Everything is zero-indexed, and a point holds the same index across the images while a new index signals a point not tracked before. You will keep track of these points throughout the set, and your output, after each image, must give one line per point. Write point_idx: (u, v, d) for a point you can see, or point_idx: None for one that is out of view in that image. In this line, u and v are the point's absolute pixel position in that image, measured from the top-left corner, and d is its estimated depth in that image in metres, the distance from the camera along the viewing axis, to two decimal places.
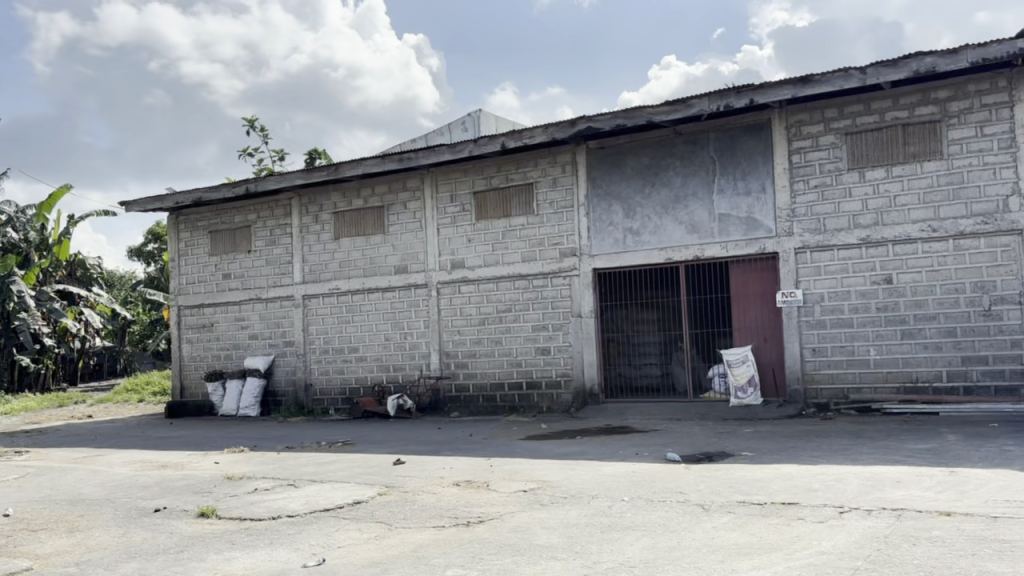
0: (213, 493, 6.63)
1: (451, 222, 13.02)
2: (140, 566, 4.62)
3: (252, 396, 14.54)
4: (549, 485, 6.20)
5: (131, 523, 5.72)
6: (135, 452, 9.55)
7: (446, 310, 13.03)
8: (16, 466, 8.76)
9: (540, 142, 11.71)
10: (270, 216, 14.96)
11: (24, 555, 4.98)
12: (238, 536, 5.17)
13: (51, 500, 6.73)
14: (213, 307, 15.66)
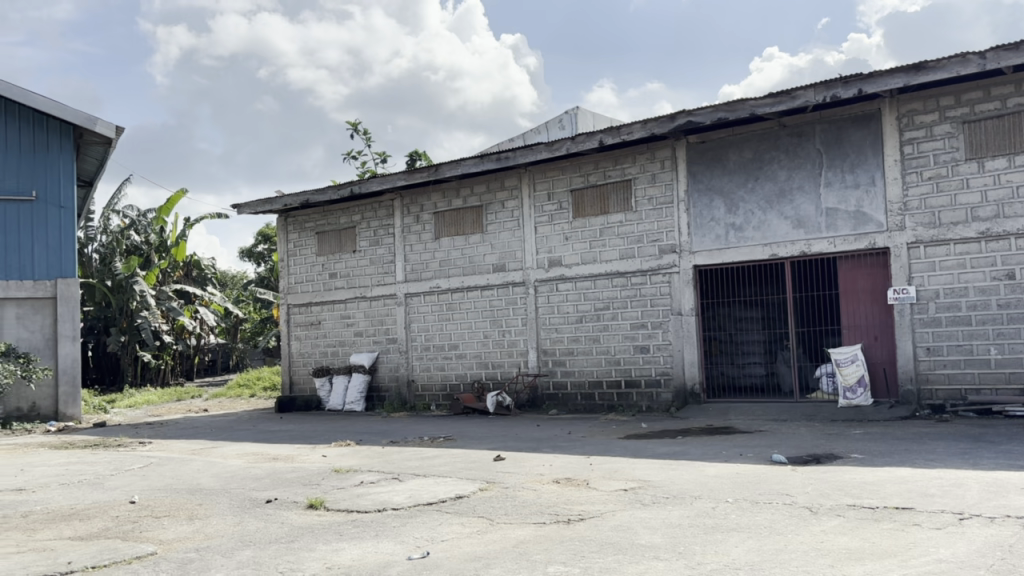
0: (321, 486, 6.85)
1: (548, 220, 13.05)
2: (254, 554, 4.82)
3: (357, 391, 14.98)
4: (649, 484, 6.14)
5: (245, 513, 5.96)
6: (248, 445, 9.96)
7: (544, 308, 13.06)
8: (141, 455, 9.27)
9: (639, 138, 11.57)
10: (373, 217, 15.34)
11: (149, 540, 5.27)
12: (345, 528, 5.32)
13: (172, 489, 7.09)
14: (320, 305, 16.15)
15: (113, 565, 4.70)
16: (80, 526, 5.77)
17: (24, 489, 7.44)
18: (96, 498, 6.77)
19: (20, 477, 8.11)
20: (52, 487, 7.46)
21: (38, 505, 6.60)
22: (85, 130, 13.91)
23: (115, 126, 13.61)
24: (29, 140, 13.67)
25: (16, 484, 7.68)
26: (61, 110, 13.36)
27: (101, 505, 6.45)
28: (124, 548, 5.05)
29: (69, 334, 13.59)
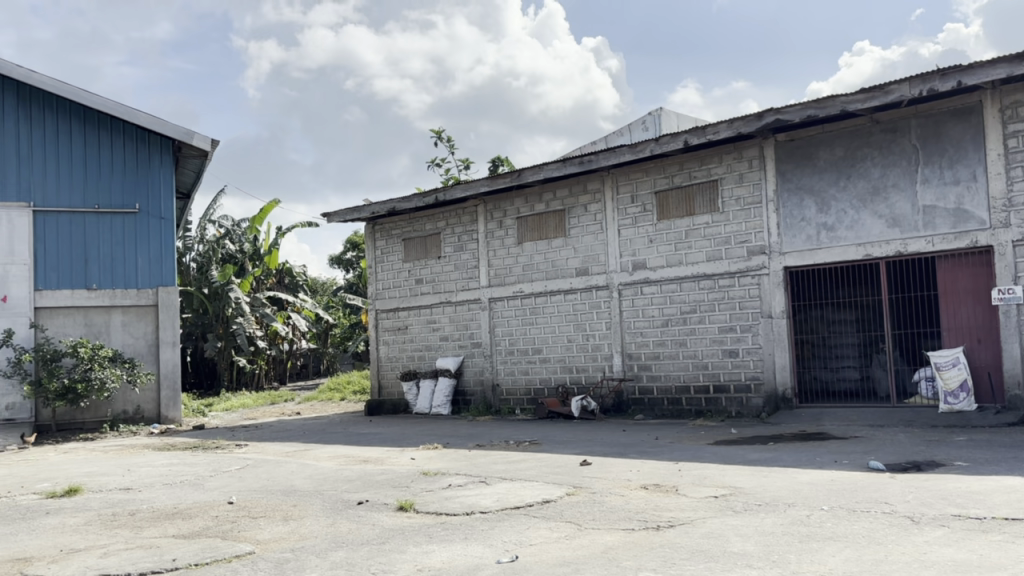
0: (411, 488, 6.95)
1: (632, 223, 12.93)
2: (347, 555, 4.92)
3: (443, 395, 15.13)
4: (740, 492, 6.01)
5: (337, 514, 6.10)
6: (340, 448, 10.19)
7: (629, 312, 12.95)
8: (238, 457, 9.60)
9: (725, 138, 11.36)
10: (457, 223, 15.50)
11: (248, 539, 5.44)
12: (434, 530, 5.38)
13: (268, 490, 7.32)
14: (407, 310, 16.40)
15: (214, 563, 4.88)
16: (183, 524, 6.01)
17: (131, 488, 7.79)
18: (197, 498, 7.03)
19: (128, 476, 8.50)
20: (157, 487, 7.79)
21: (144, 504, 6.90)
22: (183, 144, 14.56)
23: (211, 140, 14.15)
24: (132, 155, 14.33)
25: (124, 483, 8.05)
26: (161, 125, 13.97)
27: (202, 505, 6.70)
28: (223, 547, 5.23)
29: (170, 340, 14.20)
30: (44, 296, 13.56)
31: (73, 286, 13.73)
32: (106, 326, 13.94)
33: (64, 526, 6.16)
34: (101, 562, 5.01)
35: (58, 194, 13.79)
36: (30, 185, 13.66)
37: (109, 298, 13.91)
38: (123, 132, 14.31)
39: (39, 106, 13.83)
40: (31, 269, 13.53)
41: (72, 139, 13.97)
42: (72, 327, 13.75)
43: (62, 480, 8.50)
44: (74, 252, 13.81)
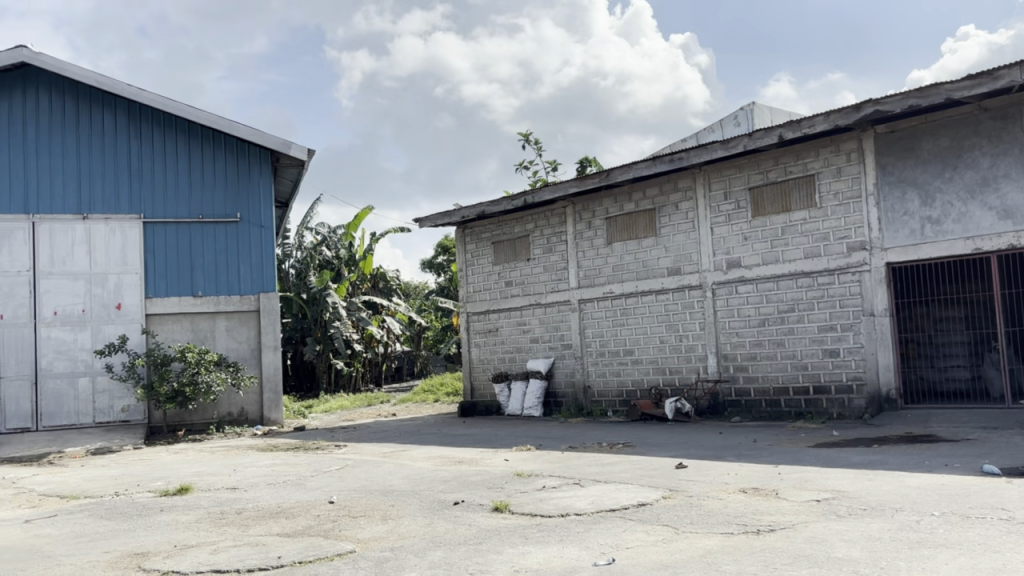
0: (505, 489, 6.99)
1: (726, 220, 12.69)
2: (445, 555, 4.99)
3: (535, 396, 15.17)
4: (844, 495, 5.82)
5: (434, 514, 6.18)
6: (435, 448, 10.33)
7: (724, 312, 12.71)
8: (338, 458, 9.84)
9: (822, 131, 11.04)
10: (546, 225, 15.53)
11: (349, 538, 5.58)
12: (530, 531, 5.41)
13: (367, 489, 7.49)
14: (498, 313, 16.51)
15: (318, 561, 5.02)
16: (287, 523, 6.20)
17: (237, 487, 8.07)
18: (299, 498, 7.24)
19: (234, 476, 8.82)
20: (261, 486, 8.05)
21: (251, 503, 7.15)
22: (281, 155, 15.05)
23: (307, 150, 14.57)
24: (233, 166, 14.89)
25: (231, 483, 8.35)
26: (260, 137, 14.47)
27: (305, 504, 6.90)
28: (326, 546, 5.37)
29: (271, 344, 14.65)
30: (154, 303, 14.22)
31: (180, 294, 14.36)
32: (212, 331, 14.50)
33: (177, 523, 6.44)
34: (212, 558, 5.22)
35: (165, 205, 14.45)
36: (140, 198, 14.35)
37: (214, 305, 14.45)
38: (225, 144, 14.86)
39: (147, 123, 14.51)
40: (142, 278, 14.22)
41: (178, 153, 14.62)
42: (180, 333, 14.37)
43: (174, 479, 8.89)
44: (181, 261, 14.44)
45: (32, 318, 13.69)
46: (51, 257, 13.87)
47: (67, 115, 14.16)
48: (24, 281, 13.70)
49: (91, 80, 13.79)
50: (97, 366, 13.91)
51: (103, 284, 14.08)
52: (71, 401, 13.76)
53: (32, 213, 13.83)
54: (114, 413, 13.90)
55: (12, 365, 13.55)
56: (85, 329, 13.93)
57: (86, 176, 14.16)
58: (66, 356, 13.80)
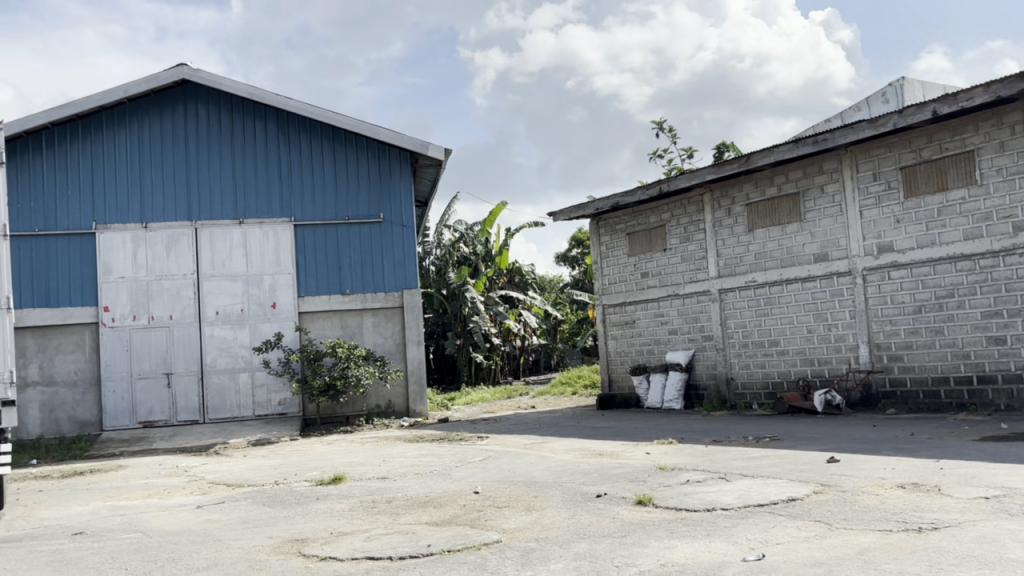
0: (648, 482, 6.94)
1: (875, 203, 12.07)
2: (591, 547, 5.00)
3: (675, 389, 14.96)
4: (1015, 493, 5.43)
5: (577, 506, 6.20)
6: (576, 441, 10.35)
7: (875, 299, 12.10)
8: (481, 449, 10.04)
9: (982, 104, 10.31)
10: (683, 213, 15.26)
11: (495, 528, 5.68)
12: (675, 525, 5.34)
13: (510, 480, 7.60)
14: (634, 304, 16.37)
15: (465, 550, 5.14)
16: (434, 512, 6.38)
17: (387, 477, 8.38)
18: (446, 488, 7.43)
19: (384, 466, 9.16)
20: (409, 477, 8.31)
21: (400, 492, 7.42)
22: (420, 155, 15.47)
23: (444, 149, 14.90)
24: (375, 168, 15.42)
25: (381, 473, 8.68)
26: (399, 139, 14.91)
27: (451, 494, 7.08)
28: (472, 535, 5.50)
29: (415, 339, 15.10)
30: (306, 302, 14.95)
31: (330, 292, 15.02)
32: (359, 326, 15.11)
33: (332, 511, 6.75)
34: (366, 545, 5.45)
35: (313, 208, 15.14)
36: (291, 202, 15.10)
37: (361, 302, 15.04)
38: (366, 147, 15.40)
39: (295, 130, 15.24)
40: (294, 278, 14.97)
41: (325, 158, 15.28)
42: (331, 329, 15.04)
43: (328, 468, 9.32)
44: (329, 261, 15.10)
45: (196, 317, 14.67)
46: (212, 260, 14.82)
47: (223, 127, 15.06)
48: (189, 284, 14.70)
49: (243, 92, 14.61)
50: (255, 361, 14.77)
51: (259, 285, 14.92)
52: (233, 395, 14.67)
53: (194, 219, 14.80)
54: (272, 406, 14.74)
55: (181, 362, 14.57)
56: (244, 327, 14.80)
57: (241, 184, 15.02)
58: (228, 352, 14.72)
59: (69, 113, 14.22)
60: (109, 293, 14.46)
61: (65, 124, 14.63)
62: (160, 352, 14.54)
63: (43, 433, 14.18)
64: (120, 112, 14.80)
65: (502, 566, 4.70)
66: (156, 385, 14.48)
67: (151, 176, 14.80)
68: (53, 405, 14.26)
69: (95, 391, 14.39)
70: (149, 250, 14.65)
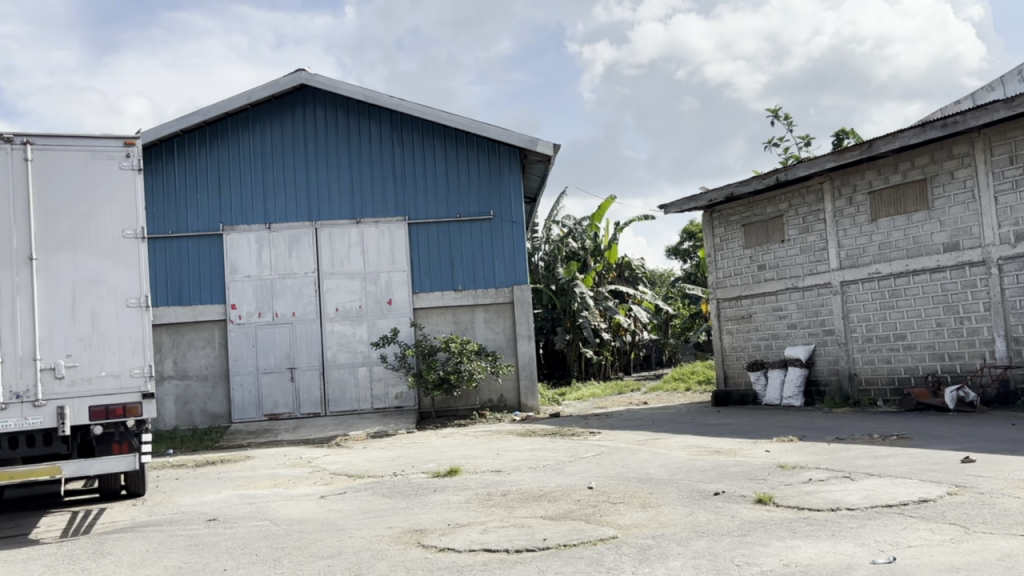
0: (768, 481, 6.76)
1: (1012, 188, 11.36)
2: (709, 545, 4.91)
3: (795, 385, 14.54)
4: None
5: (695, 504, 6.10)
6: (691, 438, 10.18)
7: (1013, 290, 11.40)
8: (594, 444, 10.02)
9: None
10: (801, 203, 14.79)
11: (610, 524, 5.65)
12: (798, 525, 5.18)
13: (625, 477, 7.55)
14: (751, 298, 15.98)
15: (581, 545, 5.13)
16: (549, 506, 6.40)
17: (501, 470, 8.47)
18: (560, 482, 7.45)
19: (498, 459, 9.26)
20: (524, 470, 8.36)
21: (514, 485, 7.48)
22: (529, 151, 15.53)
23: (554, 144, 14.91)
24: (486, 166, 15.58)
25: (495, 466, 8.77)
26: (509, 135, 15.01)
27: (565, 488, 7.09)
28: (588, 530, 5.49)
29: (526, 334, 15.21)
30: (420, 298, 15.28)
31: (443, 288, 15.30)
32: (471, 322, 15.34)
33: (449, 503, 6.87)
34: (483, 537, 5.52)
35: (427, 206, 15.44)
36: (405, 201, 15.44)
37: (473, 298, 15.26)
38: (476, 145, 15.58)
39: (408, 131, 15.57)
40: (409, 275, 15.31)
41: (436, 157, 15.56)
42: (444, 325, 15.33)
43: (444, 461, 9.49)
44: (442, 258, 15.37)
45: (317, 314, 15.20)
46: (331, 258, 15.31)
47: (340, 129, 15.53)
48: (310, 282, 15.25)
49: (359, 95, 15.02)
50: (373, 356, 15.20)
51: (376, 282, 15.32)
52: (353, 388, 15.13)
53: (314, 219, 15.34)
54: (389, 399, 15.13)
55: (303, 357, 15.13)
56: (362, 323, 15.24)
57: (357, 185, 15.46)
58: (347, 348, 15.19)
59: (199, 120, 14.96)
60: (237, 292, 15.15)
61: (195, 131, 15.40)
62: (283, 347, 15.13)
63: (178, 424, 15.02)
64: (245, 118, 15.46)
65: (619, 562, 4.67)
66: (281, 378, 15.09)
67: (274, 178, 15.41)
68: (187, 398, 15.09)
69: (224, 384, 15.13)
70: (273, 250, 15.27)
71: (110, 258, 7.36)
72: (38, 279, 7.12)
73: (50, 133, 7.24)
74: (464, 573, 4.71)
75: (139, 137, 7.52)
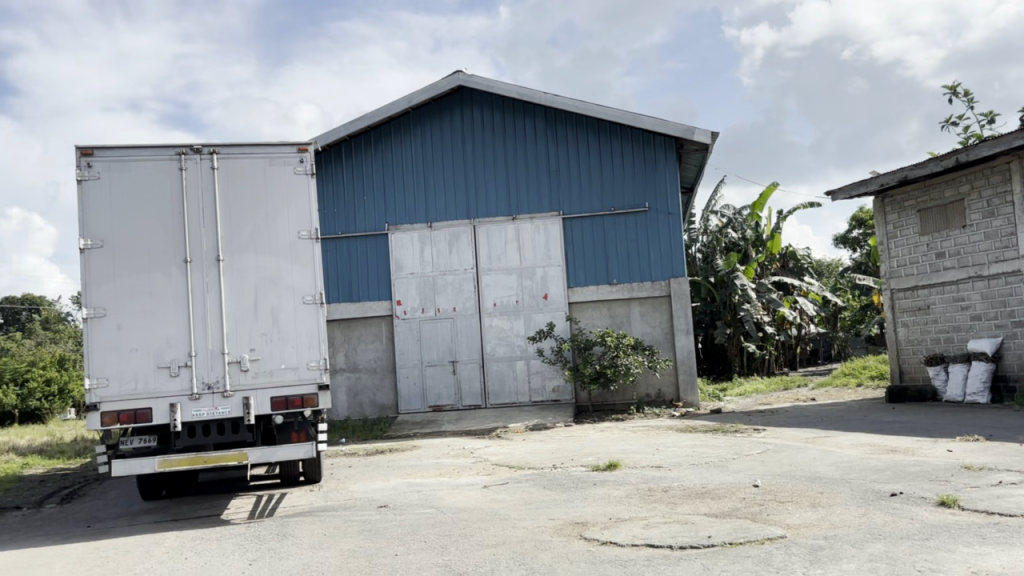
0: (951, 482, 6.33)
1: None
2: (887, 548, 4.67)
3: (980, 380, 13.50)
4: None
5: (869, 504, 5.81)
6: (864, 435, 9.70)
7: None
8: (759, 442, 9.70)
9: None
10: (986, 184, 13.73)
11: (778, 523, 5.48)
12: (987, 530, 4.83)
13: (792, 475, 7.28)
14: (928, 288, 15.01)
15: (748, 543, 5.01)
16: (713, 504, 6.27)
17: (662, 466, 8.37)
18: (723, 479, 7.29)
19: (659, 455, 9.14)
20: (685, 467, 8.24)
21: (676, 481, 7.38)
22: (685, 141, 15.23)
23: (711, 133, 14.55)
24: (640, 158, 15.40)
25: (655, 461, 8.69)
26: (664, 125, 14.77)
27: (729, 486, 6.92)
28: (755, 529, 5.34)
29: (684, 328, 14.97)
30: (576, 292, 15.36)
31: (598, 282, 15.30)
32: (627, 316, 15.28)
33: (610, 497, 6.87)
34: (646, 532, 5.48)
35: (581, 200, 15.47)
36: (560, 197, 15.54)
37: (629, 292, 15.18)
38: (631, 137, 15.42)
39: (562, 126, 15.64)
40: (564, 270, 15.41)
41: (590, 151, 15.55)
42: (600, 318, 15.35)
43: (603, 455, 9.49)
44: (597, 253, 15.36)
45: (477, 309, 15.57)
46: (489, 255, 15.64)
47: (496, 128, 15.80)
48: (470, 278, 15.63)
49: (514, 93, 15.24)
50: (530, 350, 15.41)
51: (532, 277, 15.51)
52: (512, 381, 15.42)
53: (473, 217, 15.72)
54: (547, 393, 15.32)
55: (464, 351, 15.54)
56: (519, 317, 15.49)
57: (513, 182, 15.69)
58: (506, 342, 15.48)
59: (365, 124, 15.65)
60: (401, 288, 15.74)
61: (361, 136, 16.12)
62: (445, 342, 15.61)
63: (350, 415, 15.82)
64: (407, 120, 16.02)
65: (789, 563, 4.52)
66: (443, 371, 15.57)
67: (434, 178, 15.89)
68: (358, 390, 15.85)
69: (391, 377, 15.78)
70: (434, 247, 15.77)
71: (288, 258, 7.84)
72: (225, 279, 7.68)
73: (233, 143, 7.80)
74: (629, 567, 4.70)
75: (311, 143, 7.96)
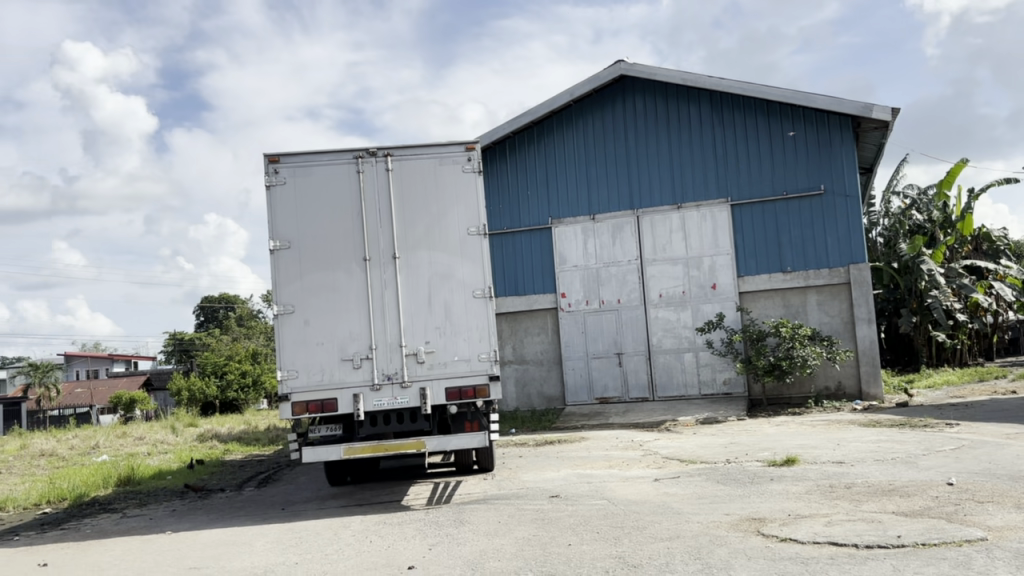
0: None
1: None
2: None
3: None
4: None
5: None
6: None
7: None
8: (953, 437, 9.07)
9: None
10: None
11: (977, 524, 5.09)
12: None
13: (992, 473, 6.75)
14: None
15: (944, 545, 4.70)
16: (902, 502, 5.92)
17: (845, 461, 7.99)
18: (913, 476, 6.88)
19: (840, 450, 8.73)
20: (870, 462, 7.82)
21: (861, 478, 7.02)
22: (863, 119, 14.38)
23: (891, 109, 13.68)
24: (814, 139, 14.69)
25: (837, 457, 8.29)
26: (838, 104, 14.04)
27: (921, 483, 6.52)
28: (951, 530, 5.00)
29: (865, 317, 14.21)
30: (746, 281, 14.90)
31: (771, 270, 14.78)
32: (803, 305, 14.67)
33: (789, 493, 6.64)
34: (828, 530, 5.26)
35: (750, 186, 14.98)
36: (727, 183, 15.11)
37: (804, 280, 14.58)
38: (803, 118, 14.74)
39: (728, 110, 15.18)
40: (733, 259, 14.99)
41: (759, 135, 15.02)
42: (773, 309, 14.82)
43: (780, 450, 9.15)
44: (768, 240, 14.84)
45: (642, 300, 15.44)
46: (654, 245, 15.45)
47: (660, 116, 15.56)
48: (634, 269, 15.52)
49: (677, 79, 14.97)
50: (699, 342, 15.10)
51: (699, 266, 15.19)
52: (680, 373, 15.18)
53: (636, 208, 15.57)
54: (718, 385, 14.95)
55: (630, 343, 15.46)
56: (686, 308, 15.21)
57: (677, 170, 15.41)
58: (673, 333, 15.26)
59: (527, 120, 15.90)
60: (566, 281, 15.86)
61: (523, 132, 16.36)
62: (611, 333, 15.58)
63: (519, 406, 16.11)
64: (569, 114, 16.08)
65: (992, 567, 4.20)
66: (609, 364, 15.55)
67: (596, 170, 15.88)
68: (525, 381, 16.13)
69: (558, 368, 15.94)
70: (598, 240, 15.76)
71: (459, 254, 8.09)
72: (401, 276, 8.02)
73: (406, 145, 8.12)
74: (811, 565, 4.52)
75: (478, 141, 8.17)
